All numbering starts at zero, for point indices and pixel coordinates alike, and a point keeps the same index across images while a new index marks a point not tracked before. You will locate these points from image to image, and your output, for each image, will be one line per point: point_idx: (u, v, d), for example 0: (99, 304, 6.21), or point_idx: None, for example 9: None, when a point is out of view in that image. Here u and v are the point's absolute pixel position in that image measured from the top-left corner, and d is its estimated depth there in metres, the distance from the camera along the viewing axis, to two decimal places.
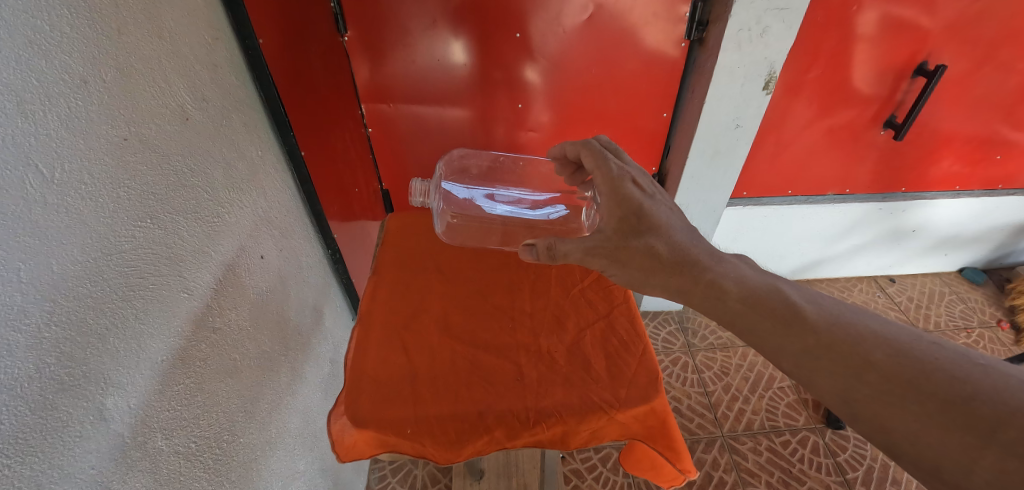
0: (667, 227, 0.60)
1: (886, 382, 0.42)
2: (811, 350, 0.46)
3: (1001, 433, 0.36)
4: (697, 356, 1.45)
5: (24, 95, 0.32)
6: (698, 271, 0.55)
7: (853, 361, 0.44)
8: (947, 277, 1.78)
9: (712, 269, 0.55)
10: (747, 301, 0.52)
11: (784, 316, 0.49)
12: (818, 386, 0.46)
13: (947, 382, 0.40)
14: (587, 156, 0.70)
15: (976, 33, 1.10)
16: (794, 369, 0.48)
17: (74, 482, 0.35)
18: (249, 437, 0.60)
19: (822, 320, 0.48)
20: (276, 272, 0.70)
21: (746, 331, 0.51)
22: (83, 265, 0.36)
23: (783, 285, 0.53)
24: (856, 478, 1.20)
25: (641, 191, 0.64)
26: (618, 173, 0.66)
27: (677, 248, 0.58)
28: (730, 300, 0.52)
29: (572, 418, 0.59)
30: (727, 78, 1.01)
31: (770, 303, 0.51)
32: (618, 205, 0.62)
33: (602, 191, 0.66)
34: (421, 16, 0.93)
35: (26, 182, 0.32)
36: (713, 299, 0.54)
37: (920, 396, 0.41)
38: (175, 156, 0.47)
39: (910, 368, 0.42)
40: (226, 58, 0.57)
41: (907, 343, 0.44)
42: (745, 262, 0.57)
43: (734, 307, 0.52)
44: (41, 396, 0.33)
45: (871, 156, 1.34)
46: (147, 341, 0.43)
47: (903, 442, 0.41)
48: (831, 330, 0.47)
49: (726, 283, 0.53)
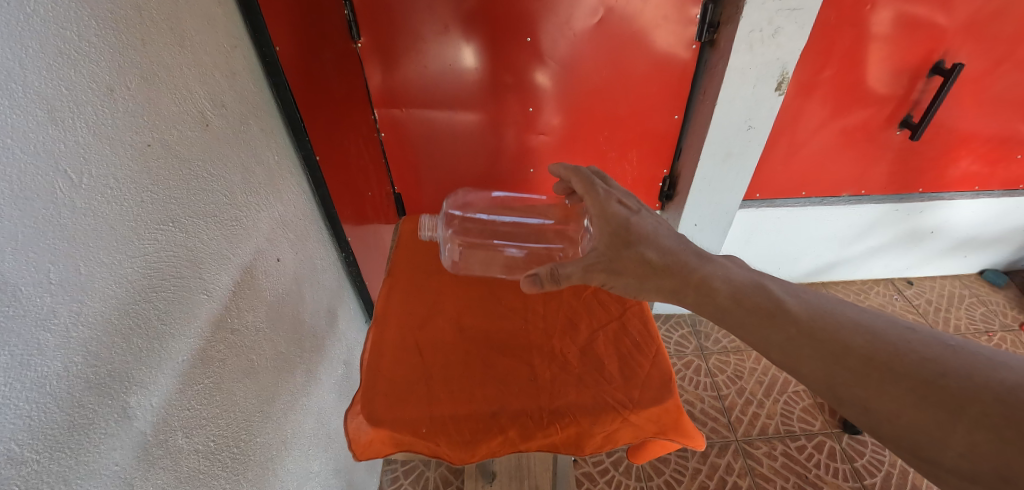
0: (656, 234, 0.60)
1: (865, 367, 0.42)
2: (794, 340, 0.46)
3: (969, 408, 0.36)
4: (710, 359, 1.44)
5: (53, 103, 0.33)
6: (690, 271, 0.55)
7: (830, 348, 0.44)
8: (967, 280, 1.74)
9: (701, 268, 0.55)
10: (735, 298, 0.51)
11: (768, 310, 0.49)
12: (804, 374, 0.45)
13: (919, 363, 0.40)
14: (573, 178, 0.70)
15: (994, 32, 1.09)
16: (781, 359, 0.47)
17: (99, 478, 0.36)
18: (266, 437, 0.61)
19: (805, 312, 0.47)
20: (292, 275, 0.71)
21: (736, 326, 0.50)
22: (109, 267, 0.37)
23: (769, 282, 0.52)
24: (874, 483, 1.17)
25: (628, 207, 0.64)
26: (605, 193, 0.66)
27: (668, 253, 0.58)
28: (719, 298, 0.52)
29: (585, 418, 0.59)
30: (739, 80, 1.00)
31: (754, 298, 0.50)
32: (607, 222, 0.62)
33: (591, 211, 0.65)
34: (432, 22, 0.94)
35: (55, 186, 0.33)
36: (704, 299, 0.53)
37: (895, 376, 0.40)
38: (196, 161, 0.49)
39: (885, 351, 0.42)
40: (244, 65, 0.58)
41: (880, 328, 0.44)
42: (735, 261, 0.56)
43: (723, 305, 0.51)
44: (69, 393, 0.34)
45: (887, 156, 1.32)
46: (168, 341, 0.44)
47: (884, 422, 0.40)
48: (812, 320, 0.46)
49: (715, 282, 0.53)
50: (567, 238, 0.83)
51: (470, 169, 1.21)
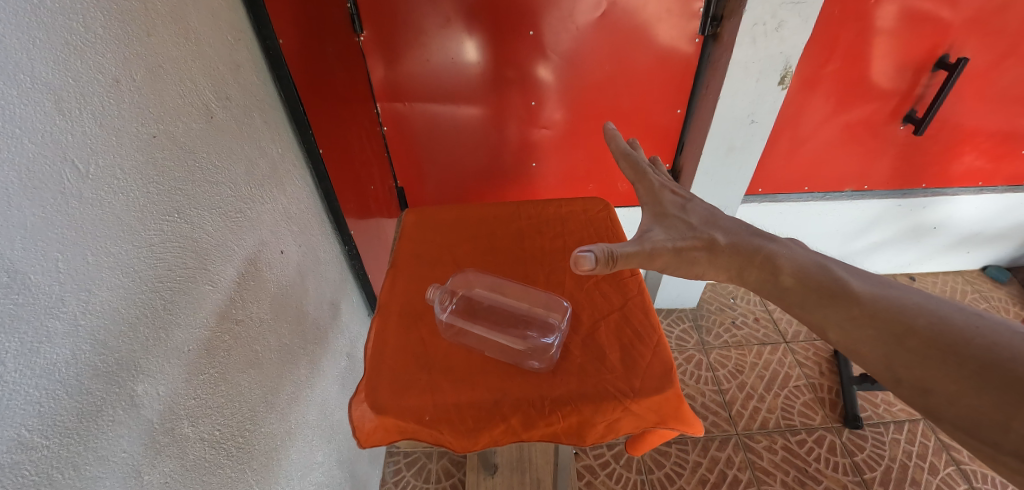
0: (716, 217, 0.62)
1: (927, 348, 0.42)
2: (856, 318, 0.47)
3: None
4: (711, 354, 1.44)
5: (61, 94, 0.33)
6: (754, 249, 0.56)
7: (894, 327, 0.44)
8: (969, 276, 1.73)
9: (766, 247, 0.56)
10: (799, 277, 0.52)
11: (830, 289, 0.50)
12: (862, 354, 0.46)
13: (985, 347, 0.39)
14: (626, 168, 0.73)
15: (998, 26, 1.08)
16: (839, 339, 0.48)
17: (107, 465, 0.36)
18: (271, 427, 0.62)
19: (868, 293, 0.48)
20: (296, 266, 0.71)
21: (795, 304, 0.51)
22: (116, 257, 0.38)
23: (833, 264, 0.53)
24: (874, 478, 1.16)
25: (679, 196, 0.66)
26: (658, 185, 0.69)
27: (733, 235, 0.59)
28: (783, 276, 0.53)
29: (587, 408, 0.58)
30: (742, 74, 0.97)
31: (817, 277, 0.51)
32: (662, 208, 0.65)
33: (642, 199, 0.68)
34: (434, 15, 0.94)
35: (63, 176, 0.33)
36: (767, 277, 0.54)
37: (958, 358, 0.40)
38: (201, 152, 0.49)
39: (950, 334, 0.41)
40: (248, 58, 0.59)
41: (947, 311, 0.43)
42: (795, 242, 0.57)
43: (786, 283, 0.52)
44: (78, 381, 0.34)
45: (890, 151, 1.32)
46: (174, 331, 0.44)
47: (943, 404, 0.40)
48: (875, 301, 0.47)
49: (781, 261, 0.54)
50: (572, 229, 0.83)
51: (473, 163, 1.21)
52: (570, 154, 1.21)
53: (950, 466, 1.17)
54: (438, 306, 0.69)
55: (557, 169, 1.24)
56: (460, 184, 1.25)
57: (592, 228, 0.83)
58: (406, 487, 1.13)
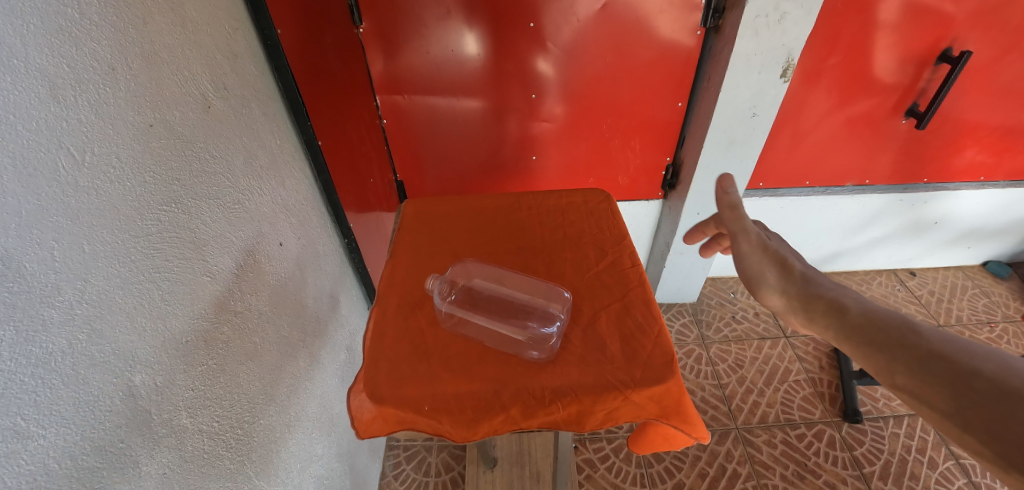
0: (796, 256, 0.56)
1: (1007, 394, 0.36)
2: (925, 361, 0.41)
3: None
4: (711, 348, 1.44)
5: (56, 81, 0.33)
6: (823, 288, 0.51)
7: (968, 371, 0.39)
8: (970, 271, 1.71)
9: (835, 289, 0.51)
10: (866, 316, 0.47)
11: (899, 330, 0.44)
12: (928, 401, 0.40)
13: None
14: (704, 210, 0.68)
15: (1002, 20, 1.07)
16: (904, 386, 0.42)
17: (104, 455, 0.36)
18: (270, 419, 0.62)
19: (938, 335, 0.42)
20: (294, 258, 0.71)
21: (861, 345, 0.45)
22: (112, 246, 0.37)
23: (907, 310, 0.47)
24: (873, 472, 1.16)
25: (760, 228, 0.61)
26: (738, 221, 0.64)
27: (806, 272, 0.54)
28: (849, 314, 0.48)
29: (587, 397, 0.57)
30: (744, 67, 0.97)
31: (888, 319, 0.46)
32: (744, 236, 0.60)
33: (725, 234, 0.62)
34: (434, 6, 0.93)
35: (58, 164, 0.33)
36: (832, 314, 0.49)
37: None
38: (198, 142, 0.49)
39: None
40: (245, 47, 0.58)
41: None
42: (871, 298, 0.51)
43: (852, 321, 0.47)
44: (74, 370, 0.34)
45: (892, 146, 1.31)
46: (171, 321, 0.44)
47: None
48: (946, 343, 0.41)
49: (847, 301, 0.49)
50: (572, 220, 0.83)
51: (473, 156, 1.21)
52: (570, 148, 1.20)
53: (949, 460, 1.17)
54: (438, 296, 0.69)
55: (557, 163, 1.24)
56: (459, 178, 1.25)
57: (592, 219, 0.82)
58: (406, 480, 1.13)
